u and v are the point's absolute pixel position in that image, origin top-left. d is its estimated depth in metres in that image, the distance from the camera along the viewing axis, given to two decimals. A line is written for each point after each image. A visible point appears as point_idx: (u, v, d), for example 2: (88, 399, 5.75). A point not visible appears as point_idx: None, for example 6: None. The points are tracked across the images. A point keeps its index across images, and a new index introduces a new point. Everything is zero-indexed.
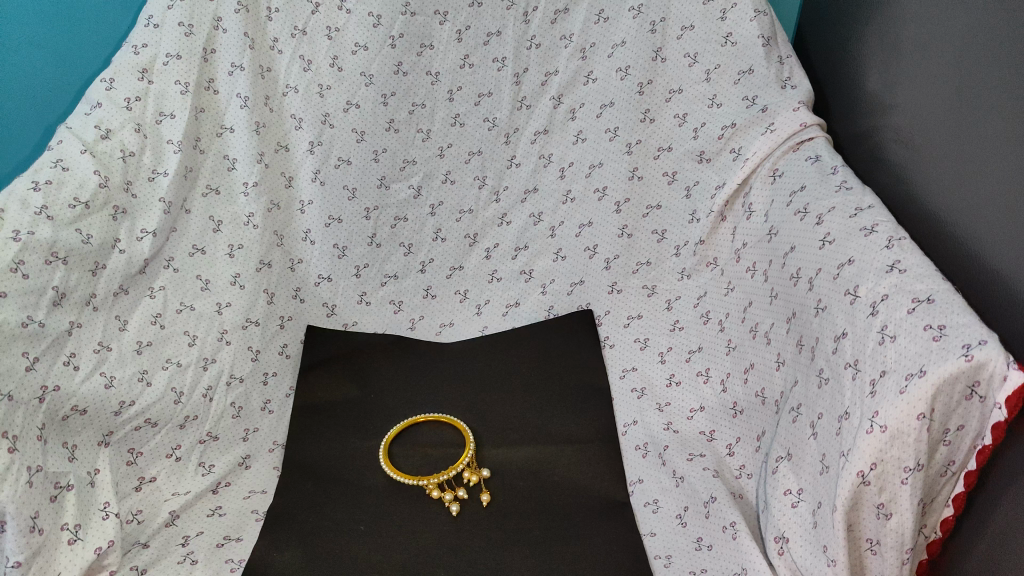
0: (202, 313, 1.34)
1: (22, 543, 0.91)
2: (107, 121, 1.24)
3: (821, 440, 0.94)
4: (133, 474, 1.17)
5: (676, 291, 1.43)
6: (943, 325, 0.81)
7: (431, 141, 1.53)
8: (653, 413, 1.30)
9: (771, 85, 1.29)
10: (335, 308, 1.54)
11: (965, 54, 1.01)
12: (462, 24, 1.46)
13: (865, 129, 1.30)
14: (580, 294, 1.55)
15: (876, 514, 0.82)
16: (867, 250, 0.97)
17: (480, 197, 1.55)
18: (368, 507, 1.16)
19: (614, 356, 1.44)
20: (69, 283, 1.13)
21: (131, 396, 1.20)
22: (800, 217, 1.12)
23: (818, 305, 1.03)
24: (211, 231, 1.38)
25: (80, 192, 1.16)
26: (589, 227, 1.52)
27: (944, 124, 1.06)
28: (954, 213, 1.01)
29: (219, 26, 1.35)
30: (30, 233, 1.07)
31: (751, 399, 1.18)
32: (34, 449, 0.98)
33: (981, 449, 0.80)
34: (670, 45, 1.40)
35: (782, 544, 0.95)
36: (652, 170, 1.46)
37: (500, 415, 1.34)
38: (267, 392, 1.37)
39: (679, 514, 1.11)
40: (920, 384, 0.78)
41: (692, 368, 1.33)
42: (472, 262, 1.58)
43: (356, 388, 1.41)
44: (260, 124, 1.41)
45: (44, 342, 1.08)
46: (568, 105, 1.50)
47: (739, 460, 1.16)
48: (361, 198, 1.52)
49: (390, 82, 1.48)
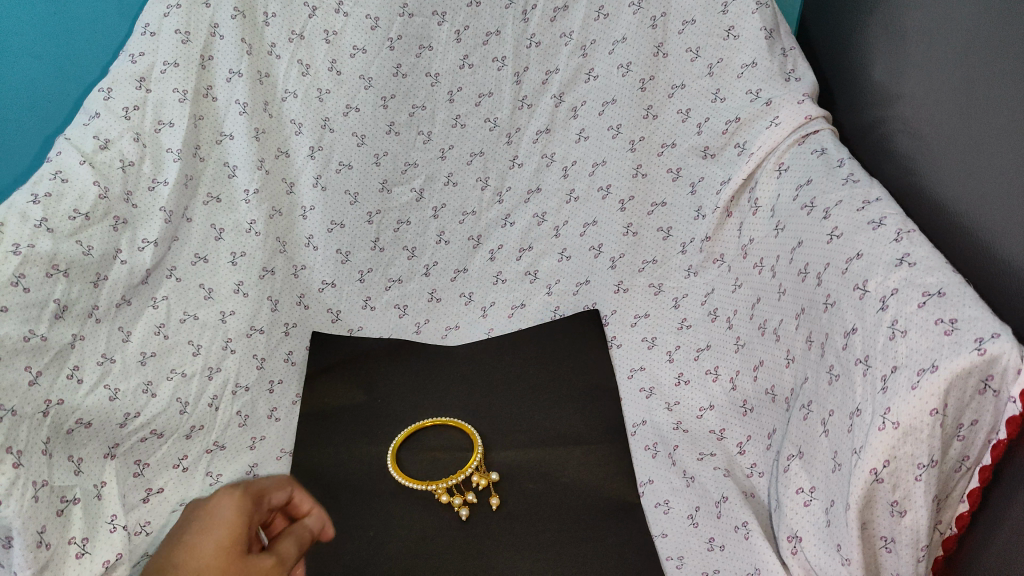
0: (206, 322, 1.34)
1: (29, 558, 0.92)
2: (106, 131, 1.24)
3: (833, 437, 0.92)
4: (141, 486, 1.16)
5: (683, 288, 1.41)
6: (955, 318, 0.80)
7: (432, 143, 1.52)
8: (662, 412, 1.28)
9: (774, 79, 1.26)
10: (339, 313, 1.53)
11: (976, 37, 0.98)
12: (461, 24, 1.45)
13: (870, 119, 1.28)
14: (586, 294, 1.52)
15: (889, 512, 0.81)
16: (875, 244, 0.95)
17: (483, 198, 1.55)
18: (377, 512, 1.16)
19: (621, 356, 1.41)
20: (71, 295, 1.13)
21: (136, 407, 1.20)
22: (807, 211, 1.10)
23: (827, 300, 1.01)
24: (213, 239, 1.38)
25: (80, 203, 1.16)
26: (595, 226, 1.50)
27: (952, 110, 1.04)
28: (964, 201, 0.98)
29: (216, 33, 1.34)
30: (31, 246, 1.08)
31: (761, 396, 1.17)
32: (39, 463, 0.99)
33: (996, 443, 0.78)
34: (672, 40, 1.38)
35: (795, 544, 0.95)
36: (656, 167, 1.45)
37: (508, 417, 1.33)
38: (273, 400, 1.36)
39: (691, 514, 1.10)
40: (932, 379, 0.77)
41: (700, 367, 1.31)
42: (476, 265, 1.56)
43: (362, 393, 1.39)
44: (259, 130, 1.41)
45: (46, 356, 1.08)
46: (569, 103, 1.48)
47: (751, 458, 1.15)
48: (364, 202, 1.52)
49: (390, 85, 1.47)
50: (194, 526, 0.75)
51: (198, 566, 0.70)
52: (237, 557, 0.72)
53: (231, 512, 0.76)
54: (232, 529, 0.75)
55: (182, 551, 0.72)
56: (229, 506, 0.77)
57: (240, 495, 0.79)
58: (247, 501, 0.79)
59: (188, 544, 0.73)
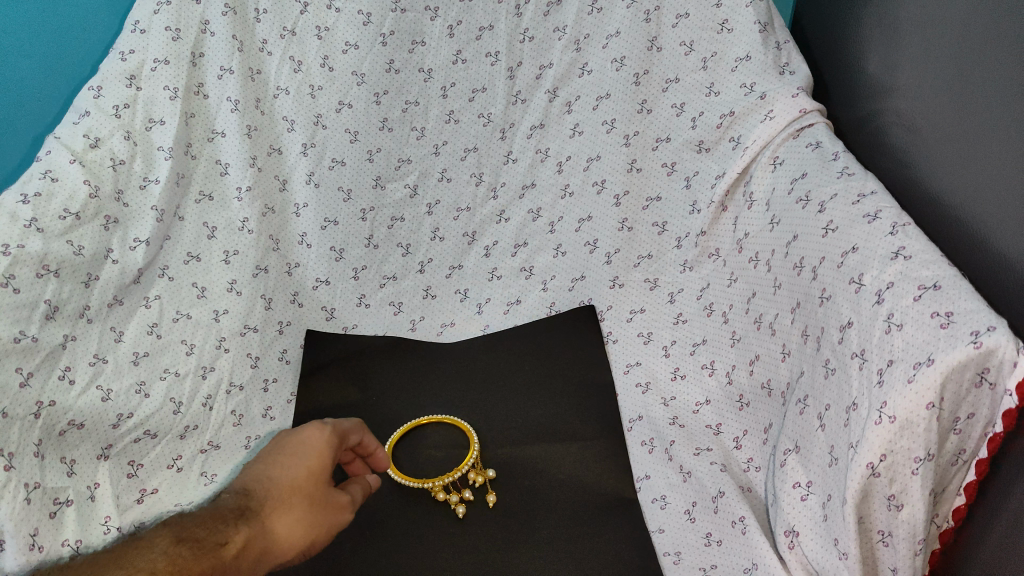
0: (199, 321, 1.33)
1: (22, 559, 0.96)
2: (97, 130, 1.24)
3: (830, 431, 0.92)
4: (135, 487, 1.16)
5: (678, 283, 1.39)
6: (950, 312, 0.80)
7: (426, 139, 1.52)
8: (658, 408, 1.27)
9: (769, 71, 1.26)
10: (334, 312, 1.49)
11: (969, 28, 0.98)
12: (454, 19, 1.45)
13: (864, 112, 1.28)
14: (581, 290, 1.50)
15: (887, 506, 0.81)
16: (871, 237, 0.95)
17: (477, 194, 1.54)
18: (373, 510, 1.16)
19: (617, 352, 1.39)
20: (62, 294, 1.15)
21: (129, 408, 1.20)
22: (801, 205, 1.10)
23: (822, 294, 1.01)
24: (205, 238, 1.38)
25: (70, 202, 1.17)
26: (590, 221, 1.49)
27: (946, 102, 1.03)
28: (959, 194, 0.98)
29: (206, 29, 1.33)
30: (20, 247, 1.10)
31: (757, 390, 1.16)
32: (31, 466, 1.03)
33: (992, 436, 0.78)
34: (665, 34, 1.37)
35: (792, 538, 0.94)
36: (651, 161, 1.44)
37: (503, 414, 1.32)
38: (268, 399, 1.34)
39: (688, 509, 1.10)
40: (928, 372, 0.77)
41: (697, 361, 1.30)
42: (471, 261, 1.55)
43: (356, 391, 1.37)
44: (251, 127, 1.40)
45: (38, 356, 1.11)
46: (564, 98, 1.47)
47: (747, 453, 1.14)
48: (357, 199, 1.51)
49: (382, 81, 1.47)
50: (286, 446, 0.80)
51: (289, 481, 0.77)
52: (323, 487, 0.80)
53: (324, 439, 0.81)
54: (317, 460, 0.79)
55: (278, 460, 0.79)
56: (323, 439, 0.82)
57: (333, 431, 0.83)
58: (338, 437, 0.83)
59: (283, 459, 0.79)
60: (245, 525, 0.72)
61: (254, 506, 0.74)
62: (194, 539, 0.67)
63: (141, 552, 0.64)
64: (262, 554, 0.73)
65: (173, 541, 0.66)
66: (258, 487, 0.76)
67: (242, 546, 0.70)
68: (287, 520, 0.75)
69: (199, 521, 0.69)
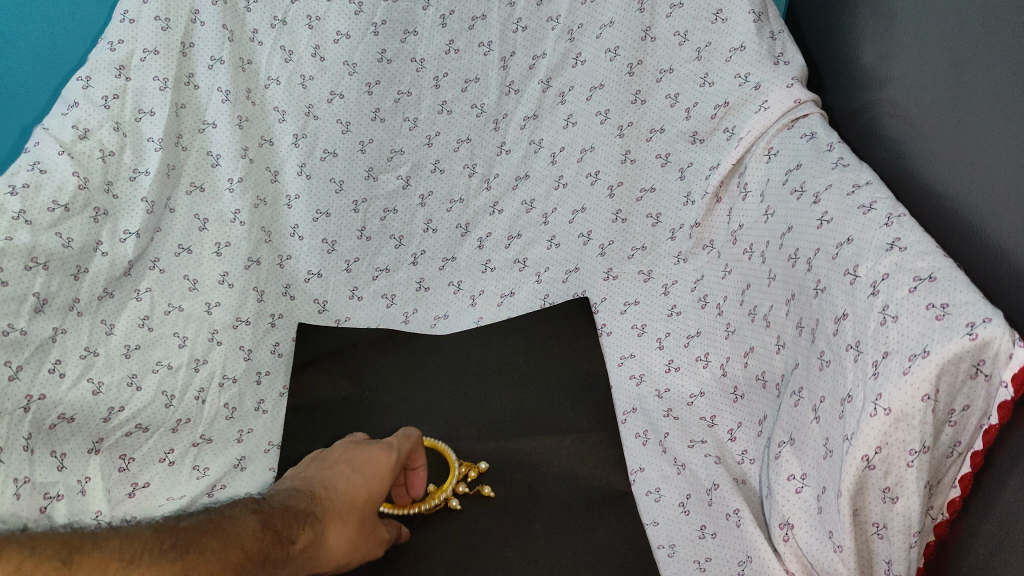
0: (190, 314, 1.32)
1: None
2: (85, 121, 1.25)
3: (824, 423, 0.92)
4: (127, 480, 1.16)
5: (673, 275, 1.36)
6: (946, 304, 0.79)
7: (419, 129, 1.50)
8: (653, 400, 1.26)
9: (763, 62, 1.25)
10: (325, 304, 1.46)
11: (961, 22, 0.99)
12: (446, 9, 1.44)
13: (859, 104, 1.27)
14: (576, 282, 1.46)
15: (882, 498, 0.81)
16: (866, 228, 0.95)
17: (471, 185, 1.51)
18: None
19: (610, 344, 1.38)
20: (51, 288, 1.17)
21: (120, 402, 1.20)
22: (796, 196, 1.10)
23: (817, 286, 1.01)
24: (196, 230, 1.37)
25: (59, 194, 1.19)
26: (585, 213, 1.46)
27: (941, 93, 1.03)
28: (953, 185, 0.98)
29: (196, 19, 1.34)
30: (8, 240, 1.13)
31: (751, 382, 1.15)
32: (20, 460, 1.06)
33: (988, 428, 0.78)
34: (659, 24, 1.36)
35: (788, 530, 0.94)
36: (645, 152, 1.42)
37: (497, 407, 1.31)
38: (260, 393, 1.32)
39: (682, 502, 1.12)
40: (923, 364, 0.77)
41: (691, 353, 1.27)
42: (464, 253, 1.52)
43: (349, 384, 1.35)
44: (242, 118, 1.40)
45: (26, 350, 1.13)
46: (557, 89, 1.45)
47: (741, 445, 1.13)
48: (349, 190, 1.48)
49: (374, 71, 1.45)
50: (359, 463, 1.03)
51: (348, 498, 0.98)
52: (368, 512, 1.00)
53: (387, 467, 1.03)
54: (377, 488, 1.01)
55: (348, 476, 1.01)
56: (386, 467, 1.03)
57: (397, 461, 1.05)
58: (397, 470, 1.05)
59: (353, 476, 1.01)
60: (313, 526, 0.92)
61: (320, 510, 0.94)
62: (274, 528, 0.86)
63: (235, 523, 0.83)
64: (315, 552, 0.92)
65: (262, 523, 0.86)
66: (328, 494, 0.97)
67: (306, 543, 0.90)
68: (340, 532, 0.95)
69: (285, 511, 0.90)
